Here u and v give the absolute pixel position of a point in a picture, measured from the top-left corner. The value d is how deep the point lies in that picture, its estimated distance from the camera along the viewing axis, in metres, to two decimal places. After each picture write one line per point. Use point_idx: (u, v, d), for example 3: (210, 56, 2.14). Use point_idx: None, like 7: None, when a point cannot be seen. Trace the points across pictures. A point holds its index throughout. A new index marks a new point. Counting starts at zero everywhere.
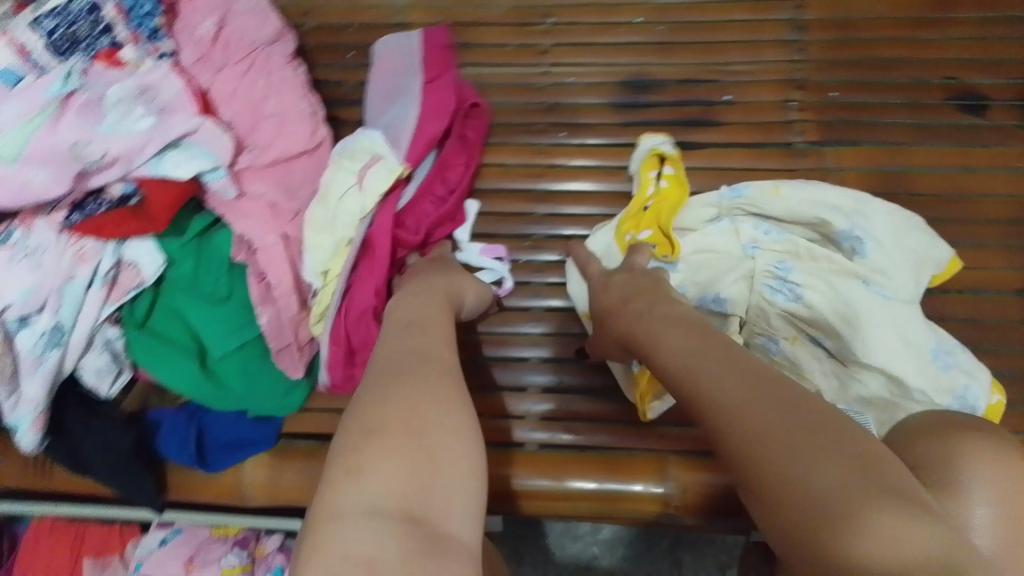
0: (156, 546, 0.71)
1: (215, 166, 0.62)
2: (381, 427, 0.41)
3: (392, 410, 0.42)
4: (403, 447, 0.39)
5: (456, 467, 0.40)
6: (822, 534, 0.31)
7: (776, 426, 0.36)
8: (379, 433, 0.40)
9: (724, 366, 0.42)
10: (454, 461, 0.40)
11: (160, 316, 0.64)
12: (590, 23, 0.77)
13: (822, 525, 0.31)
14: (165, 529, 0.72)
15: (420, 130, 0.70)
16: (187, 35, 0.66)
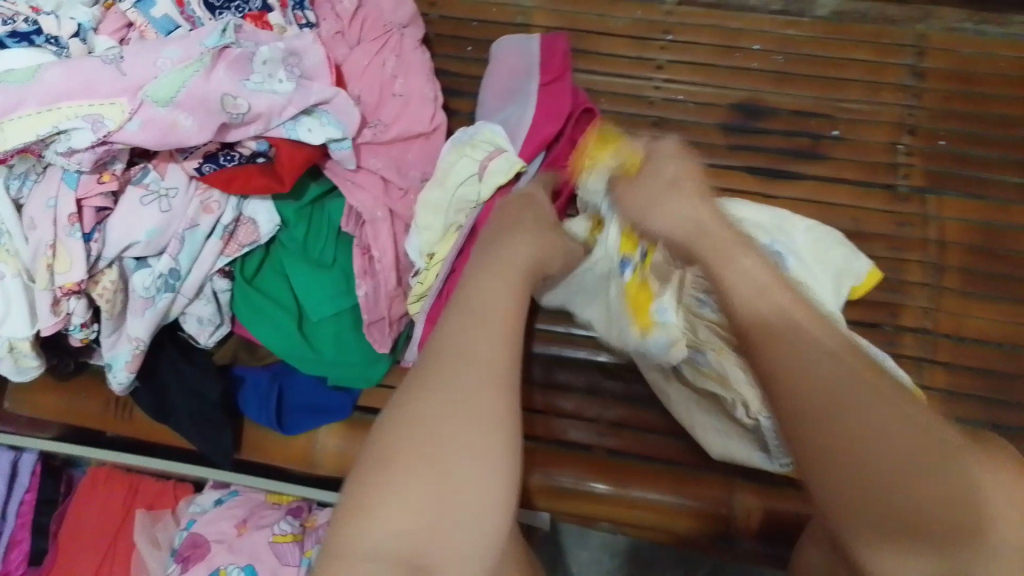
0: (213, 504, 0.87)
1: (342, 137, 0.62)
2: (409, 443, 0.40)
3: (421, 421, 0.41)
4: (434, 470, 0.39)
5: (478, 482, 0.40)
6: (923, 532, 0.35)
7: (888, 431, 0.37)
8: (426, 454, 0.40)
9: (805, 354, 0.40)
10: (475, 479, 0.40)
11: (266, 275, 0.67)
12: (709, 45, 0.79)
13: (923, 526, 0.35)
14: (222, 491, 0.88)
15: (535, 128, 0.73)
16: (328, 10, 0.69)
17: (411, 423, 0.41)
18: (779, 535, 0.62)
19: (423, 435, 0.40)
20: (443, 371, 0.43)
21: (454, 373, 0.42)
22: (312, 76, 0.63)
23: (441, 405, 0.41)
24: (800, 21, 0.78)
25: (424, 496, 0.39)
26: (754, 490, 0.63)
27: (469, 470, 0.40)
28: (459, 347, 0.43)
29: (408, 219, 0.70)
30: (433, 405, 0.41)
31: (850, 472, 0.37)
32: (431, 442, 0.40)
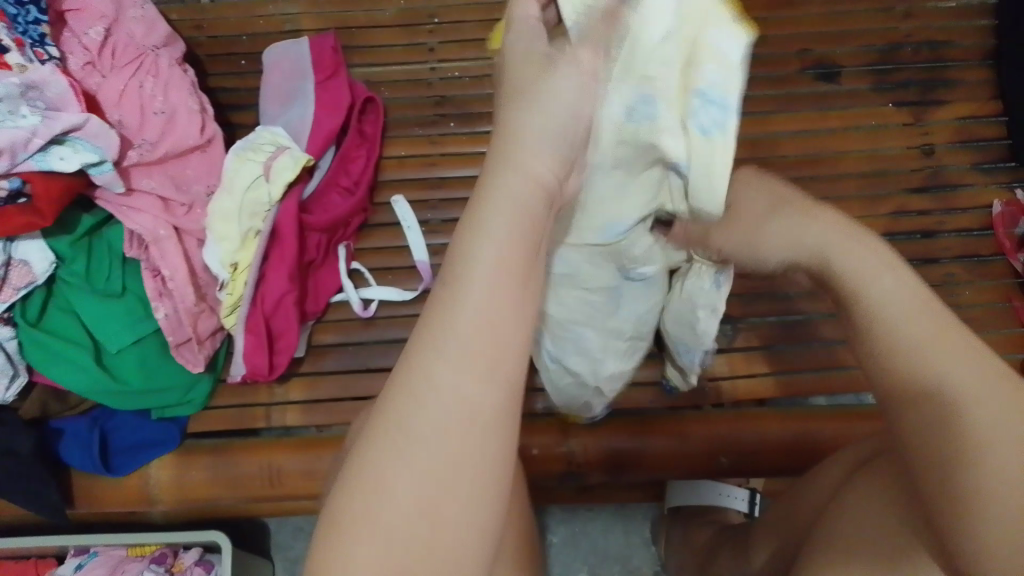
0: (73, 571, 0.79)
1: (100, 160, 0.62)
2: (409, 407, 0.28)
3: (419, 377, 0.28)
4: (441, 458, 0.27)
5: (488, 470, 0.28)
6: (962, 468, 0.34)
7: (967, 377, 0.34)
8: (396, 429, 0.27)
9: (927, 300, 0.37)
10: (488, 466, 0.28)
11: (54, 316, 0.64)
12: (475, 22, 0.81)
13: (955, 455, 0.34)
14: (81, 555, 0.81)
15: (318, 125, 0.75)
16: (75, 42, 0.68)
17: (407, 402, 0.28)
18: (614, 465, 0.68)
19: (427, 421, 0.27)
20: (447, 333, 0.28)
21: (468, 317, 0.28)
22: (61, 106, 0.62)
23: (454, 377, 0.28)
24: None
25: (430, 486, 0.27)
26: (586, 426, 0.69)
27: (465, 458, 0.27)
28: (474, 306, 0.28)
29: (199, 233, 0.69)
30: (432, 383, 0.28)
31: (932, 432, 0.35)
32: (438, 418, 0.27)
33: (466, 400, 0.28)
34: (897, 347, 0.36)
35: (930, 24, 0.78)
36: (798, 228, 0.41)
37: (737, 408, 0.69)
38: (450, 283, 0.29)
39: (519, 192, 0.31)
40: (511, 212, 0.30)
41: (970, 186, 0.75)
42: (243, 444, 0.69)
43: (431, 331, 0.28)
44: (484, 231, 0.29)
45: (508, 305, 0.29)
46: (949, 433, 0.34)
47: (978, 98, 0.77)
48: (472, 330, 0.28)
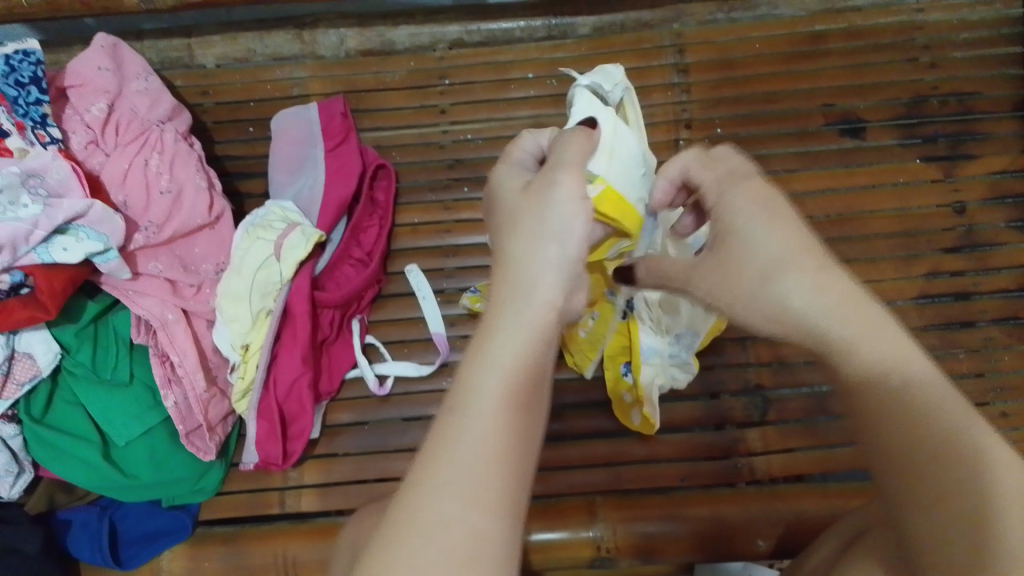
0: None
1: (105, 248, 0.59)
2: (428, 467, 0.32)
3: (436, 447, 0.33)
4: (459, 541, 0.30)
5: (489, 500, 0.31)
6: (989, 492, 0.33)
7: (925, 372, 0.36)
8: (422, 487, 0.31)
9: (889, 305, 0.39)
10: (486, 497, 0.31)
11: (59, 409, 0.62)
12: (487, 82, 0.80)
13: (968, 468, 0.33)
14: None
15: (328, 197, 0.73)
16: (76, 120, 0.66)
17: (414, 526, 0.30)
18: (647, 548, 0.65)
19: (431, 516, 0.30)
20: (448, 456, 0.32)
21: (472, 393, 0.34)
22: (64, 192, 0.60)
23: (455, 480, 0.31)
24: (565, 43, 0.81)
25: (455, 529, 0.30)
26: (614, 505, 0.66)
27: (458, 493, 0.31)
28: (482, 417, 0.33)
29: (208, 314, 0.66)
30: (438, 480, 0.31)
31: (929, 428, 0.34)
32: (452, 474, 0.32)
33: (464, 511, 0.31)
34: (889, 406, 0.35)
35: (954, 77, 0.77)
36: (812, 295, 0.38)
37: (770, 486, 0.66)
38: (457, 410, 0.34)
39: (515, 349, 0.36)
40: (500, 369, 0.35)
41: (1004, 246, 0.72)
42: (256, 532, 0.65)
43: (435, 460, 0.32)
44: (480, 379, 0.34)
45: (507, 418, 0.33)
46: (947, 470, 0.33)
47: (1008, 153, 0.75)
48: (479, 441, 0.32)
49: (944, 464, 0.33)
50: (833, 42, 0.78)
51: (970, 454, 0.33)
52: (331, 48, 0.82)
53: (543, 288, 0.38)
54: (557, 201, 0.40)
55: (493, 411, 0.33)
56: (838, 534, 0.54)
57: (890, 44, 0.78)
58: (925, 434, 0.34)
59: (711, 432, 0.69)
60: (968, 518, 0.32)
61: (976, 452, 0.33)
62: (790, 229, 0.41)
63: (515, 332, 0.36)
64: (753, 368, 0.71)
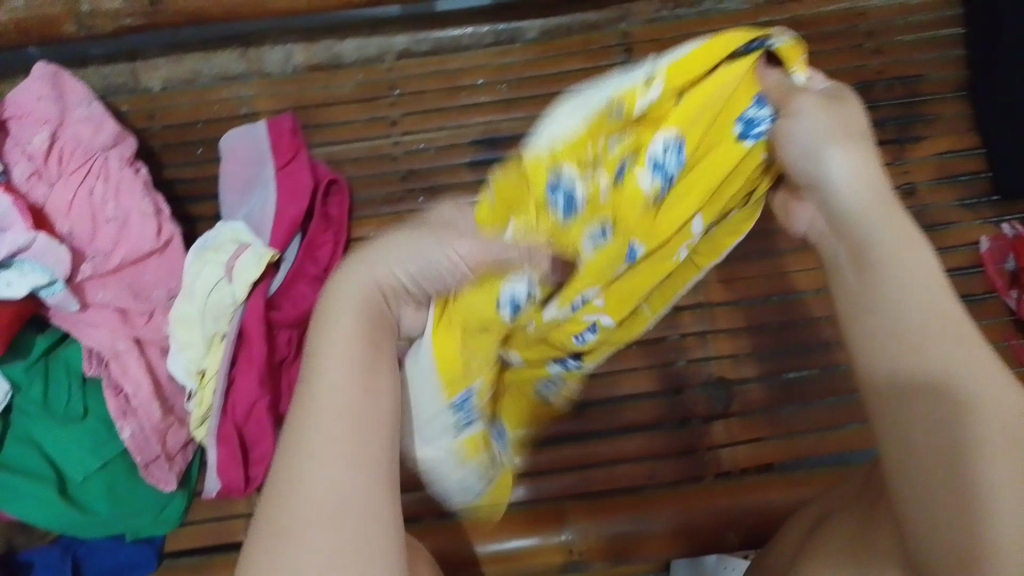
0: None
1: (51, 280, 0.59)
2: (293, 434, 0.32)
3: (311, 411, 0.32)
4: (324, 513, 0.29)
5: (353, 466, 0.31)
6: (961, 470, 0.30)
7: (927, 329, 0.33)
8: (296, 446, 0.31)
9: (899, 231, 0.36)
10: (350, 459, 0.31)
11: (9, 447, 0.60)
12: (437, 90, 0.80)
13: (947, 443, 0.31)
14: None
15: (281, 214, 0.71)
16: (18, 151, 0.65)
17: (281, 506, 0.30)
18: (619, 549, 0.64)
19: (305, 483, 0.30)
20: (301, 434, 0.31)
21: (329, 352, 0.34)
22: (6, 225, 0.59)
23: (319, 455, 0.31)
24: (513, 47, 0.81)
25: (334, 496, 0.30)
26: (583, 509, 0.66)
27: (326, 456, 0.31)
28: (328, 413, 0.32)
29: (162, 341, 0.66)
30: (303, 445, 0.31)
31: (924, 397, 0.32)
32: (317, 432, 0.31)
33: (341, 470, 0.31)
34: (916, 348, 0.33)
35: (898, 61, 0.77)
36: (850, 181, 0.36)
37: (737, 478, 0.66)
38: (311, 381, 0.33)
39: (362, 319, 0.35)
40: (347, 331, 0.34)
41: (956, 225, 0.73)
42: (222, 559, 0.65)
43: (292, 437, 0.32)
44: (334, 341, 0.34)
45: (368, 380, 0.33)
46: (952, 440, 0.30)
47: (955, 133, 0.76)
48: (338, 405, 0.32)
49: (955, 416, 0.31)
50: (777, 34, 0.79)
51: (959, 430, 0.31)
52: (278, 64, 0.82)
53: (376, 277, 0.37)
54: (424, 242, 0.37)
55: (335, 395, 0.32)
56: (798, 523, 0.54)
57: (834, 33, 0.78)
58: (946, 396, 0.31)
59: (677, 428, 0.69)
60: (958, 514, 0.30)
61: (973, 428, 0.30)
62: (854, 125, 0.37)
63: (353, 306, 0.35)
64: (715, 360, 0.71)
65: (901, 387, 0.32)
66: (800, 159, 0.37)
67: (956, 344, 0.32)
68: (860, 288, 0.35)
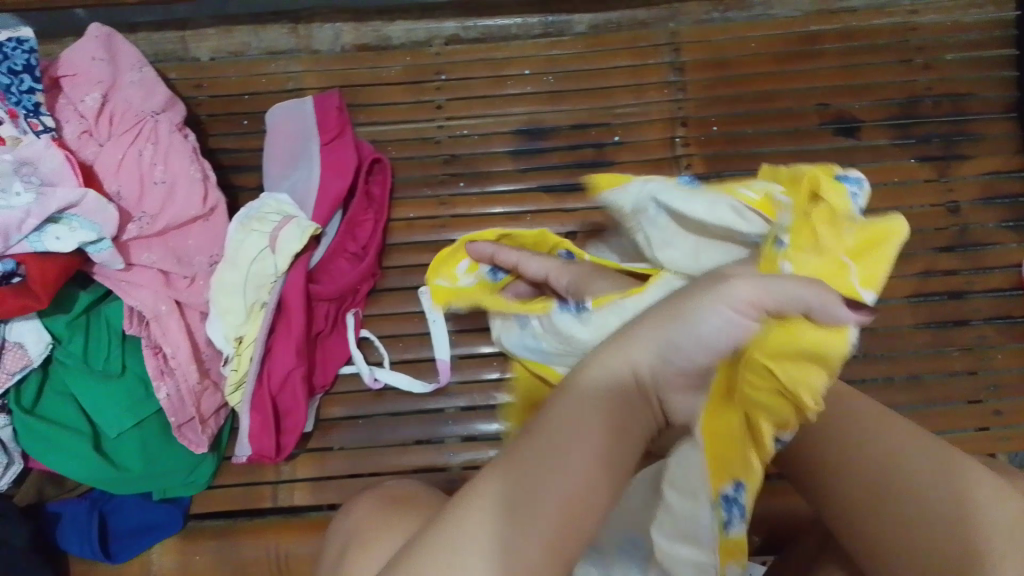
0: None
1: (99, 237, 0.59)
2: (528, 444, 0.33)
3: (559, 430, 0.33)
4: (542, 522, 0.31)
5: (586, 501, 0.32)
6: (926, 512, 0.38)
7: (851, 424, 0.43)
8: (536, 451, 0.32)
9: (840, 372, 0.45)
10: (589, 493, 0.32)
11: (49, 399, 0.61)
12: (484, 77, 0.80)
13: (917, 488, 0.39)
14: None
15: (324, 189, 0.72)
16: (70, 110, 0.65)
17: (476, 514, 0.31)
18: None
19: (533, 491, 0.31)
20: (545, 472, 0.31)
21: (595, 392, 0.34)
22: (57, 181, 0.59)
23: (566, 487, 0.31)
24: (562, 40, 0.81)
25: (557, 516, 0.31)
26: None
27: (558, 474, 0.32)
28: (578, 448, 0.32)
29: (202, 305, 0.66)
30: (543, 461, 0.32)
31: (872, 475, 0.40)
32: (565, 460, 0.32)
33: (569, 497, 0.31)
34: (859, 444, 0.42)
35: (948, 78, 0.77)
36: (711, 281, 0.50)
37: (764, 481, 0.67)
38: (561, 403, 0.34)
39: (624, 378, 0.34)
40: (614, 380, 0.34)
41: (996, 246, 0.73)
42: (248, 526, 0.66)
43: (514, 466, 0.32)
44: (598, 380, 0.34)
45: (612, 436, 0.33)
46: (924, 505, 0.38)
47: (1000, 154, 0.76)
48: (588, 444, 0.33)
49: (919, 489, 0.39)
50: (828, 42, 0.79)
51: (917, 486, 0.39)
52: (326, 41, 0.82)
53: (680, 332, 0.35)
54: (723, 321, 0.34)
55: (581, 456, 0.32)
56: (824, 533, 0.54)
57: (884, 45, 0.78)
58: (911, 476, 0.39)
59: None
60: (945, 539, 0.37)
61: (928, 476, 0.39)
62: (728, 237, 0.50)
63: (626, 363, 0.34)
64: None
65: (868, 466, 0.41)
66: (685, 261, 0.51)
67: (881, 429, 0.42)
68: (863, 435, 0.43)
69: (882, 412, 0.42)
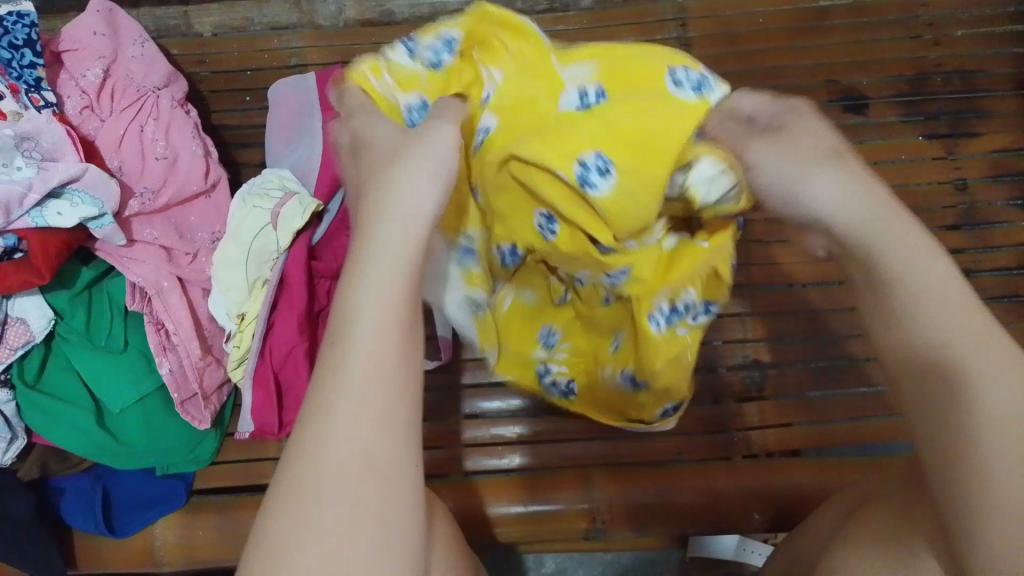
0: None
1: (100, 213, 0.59)
2: (307, 411, 0.31)
3: (331, 390, 0.31)
4: (336, 497, 0.30)
5: (372, 447, 0.30)
6: (966, 473, 0.31)
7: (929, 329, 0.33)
8: (319, 420, 0.31)
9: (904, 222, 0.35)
10: (371, 437, 0.31)
11: (52, 374, 0.62)
12: None
13: (955, 421, 0.32)
14: None
15: (327, 165, 0.71)
16: (72, 85, 0.65)
17: (300, 487, 0.30)
18: (641, 519, 0.65)
19: (317, 464, 0.30)
20: (329, 418, 0.31)
21: (360, 308, 0.32)
22: (58, 156, 0.59)
23: (341, 444, 0.30)
24: (567, 15, 0.80)
25: (347, 484, 0.30)
26: (610, 479, 0.66)
27: (338, 439, 0.30)
28: (347, 393, 0.31)
29: (204, 282, 0.66)
30: (323, 427, 0.30)
31: (939, 404, 0.32)
32: (334, 415, 0.31)
33: (351, 451, 0.30)
34: (920, 337, 0.33)
35: (958, 54, 0.76)
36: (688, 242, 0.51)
37: (765, 459, 0.66)
38: (332, 348, 0.32)
39: (381, 267, 0.33)
40: (378, 280, 0.32)
41: (1005, 225, 0.72)
42: (252, 501, 0.65)
43: (318, 414, 0.31)
44: (358, 300, 0.32)
45: (389, 347, 0.32)
46: (966, 458, 0.31)
47: (1010, 131, 0.75)
48: (355, 380, 0.31)
49: (967, 420, 0.31)
50: (836, 19, 0.78)
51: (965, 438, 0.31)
52: (330, 17, 0.81)
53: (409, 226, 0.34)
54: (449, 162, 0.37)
55: (369, 365, 0.31)
56: (825, 513, 0.54)
57: (892, 22, 0.77)
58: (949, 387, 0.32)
59: (708, 406, 0.69)
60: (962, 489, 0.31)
61: (984, 424, 0.31)
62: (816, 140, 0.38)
63: (381, 256, 0.33)
64: (751, 344, 0.72)
65: (914, 373, 0.33)
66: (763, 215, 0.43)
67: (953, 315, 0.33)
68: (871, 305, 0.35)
69: (953, 299, 0.33)
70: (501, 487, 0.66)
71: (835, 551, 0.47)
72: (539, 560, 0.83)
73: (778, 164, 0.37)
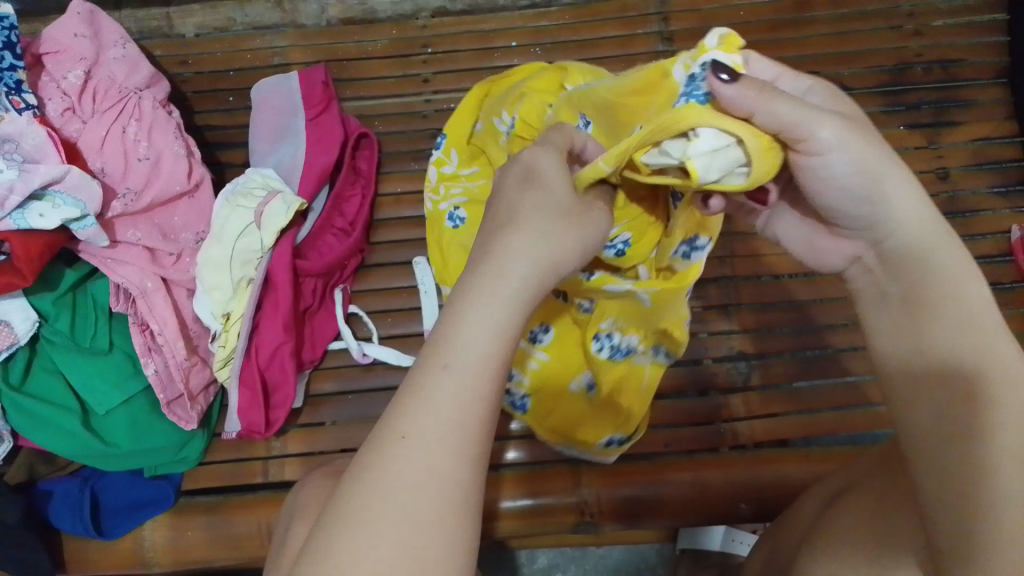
0: None
1: (82, 214, 0.59)
2: (394, 419, 0.32)
3: (421, 404, 0.32)
4: (409, 506, 0.31)
5: (450, 462, 0.32)
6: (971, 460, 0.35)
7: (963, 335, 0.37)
8: (408, 418, 0.32)
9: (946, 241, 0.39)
10: (450, 449, 0.32)
11: (37, 377, 0.61)
12: (470, 50, 0.79)
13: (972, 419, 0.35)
14: None
15: (310, 164, 0.71)
16: (53, 87, 0.65)
17: (381, 480, 0.31)
18: (630, 511, 0.65)
19: (397, 470, 0.31)
20: (425, 405, 0.32)
21: (461, 322, 0.33)
22: (39, 158, 0.59)
23: (423, 453, 0.32)
24: (549, 11, 0.80)
25: (421, 490, 0.31)
26: (598, 473, 0.66)
27: (421, 450, 0.32)
28: (441, 402, 0.32)
29: (189, 282, 0.66)
30: (413, 433, 0.32)
31: (956, 401, 0.36)
32: (422, 427, 0.32)
33: (431, 461, 0.32)
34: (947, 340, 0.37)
35: (939, 44, 0.77)
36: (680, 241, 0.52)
37: (752, 451, 0.66)
38: (434, 362, 0.33)
39: (490, 288, 0.34)
40: (485, 303, 0.34)
41: (987, 213, 0.73)
42: (240, 501, 0.65)
43: (409, 405, 0.32)
44: (467, 315, 0.34)
45: (486, 368, 0.33)
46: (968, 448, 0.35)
47: (991, 120, 0.75)
48: (448, 395, 0.32)
49: (975, 414, 0.35)
50: (816, 10, 0.78)
51: (976, 430, 0.35)
52: (312, 16, 0.81)
53: (517, 265, 0.35)
54: (595, 228, 0.40)
55: (467, 377, 0.33)
56: (809, 504, 0.54)
57: (873, 12, 0.78)
58: (971, 388, 0.36)
59: (695, 398, 0.69)
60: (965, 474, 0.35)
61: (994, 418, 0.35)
62: (872, 139, 0.38)
63: (493, 282, 0.34)
64: (737, 336, 0.72)
65: (936, 373, 0.37)
66: (855, 203, 0.39)
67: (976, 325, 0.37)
68: (913, 323, 0.38)
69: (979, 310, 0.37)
70: (490, 482, 0.66)
71: (822, 538, 0.48)
72: (532, 556, 0.83)
73: (857, 163, 0.37)
